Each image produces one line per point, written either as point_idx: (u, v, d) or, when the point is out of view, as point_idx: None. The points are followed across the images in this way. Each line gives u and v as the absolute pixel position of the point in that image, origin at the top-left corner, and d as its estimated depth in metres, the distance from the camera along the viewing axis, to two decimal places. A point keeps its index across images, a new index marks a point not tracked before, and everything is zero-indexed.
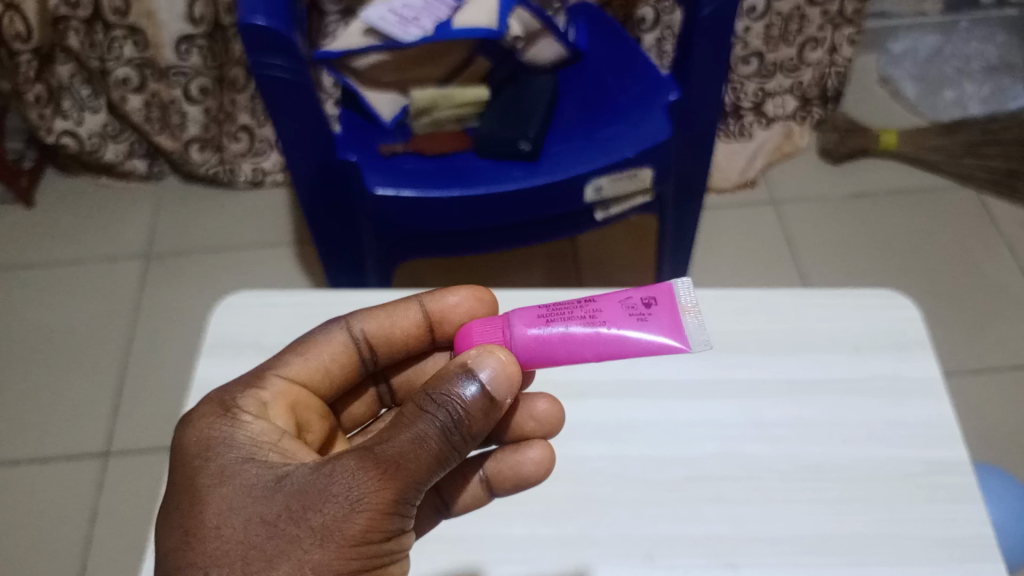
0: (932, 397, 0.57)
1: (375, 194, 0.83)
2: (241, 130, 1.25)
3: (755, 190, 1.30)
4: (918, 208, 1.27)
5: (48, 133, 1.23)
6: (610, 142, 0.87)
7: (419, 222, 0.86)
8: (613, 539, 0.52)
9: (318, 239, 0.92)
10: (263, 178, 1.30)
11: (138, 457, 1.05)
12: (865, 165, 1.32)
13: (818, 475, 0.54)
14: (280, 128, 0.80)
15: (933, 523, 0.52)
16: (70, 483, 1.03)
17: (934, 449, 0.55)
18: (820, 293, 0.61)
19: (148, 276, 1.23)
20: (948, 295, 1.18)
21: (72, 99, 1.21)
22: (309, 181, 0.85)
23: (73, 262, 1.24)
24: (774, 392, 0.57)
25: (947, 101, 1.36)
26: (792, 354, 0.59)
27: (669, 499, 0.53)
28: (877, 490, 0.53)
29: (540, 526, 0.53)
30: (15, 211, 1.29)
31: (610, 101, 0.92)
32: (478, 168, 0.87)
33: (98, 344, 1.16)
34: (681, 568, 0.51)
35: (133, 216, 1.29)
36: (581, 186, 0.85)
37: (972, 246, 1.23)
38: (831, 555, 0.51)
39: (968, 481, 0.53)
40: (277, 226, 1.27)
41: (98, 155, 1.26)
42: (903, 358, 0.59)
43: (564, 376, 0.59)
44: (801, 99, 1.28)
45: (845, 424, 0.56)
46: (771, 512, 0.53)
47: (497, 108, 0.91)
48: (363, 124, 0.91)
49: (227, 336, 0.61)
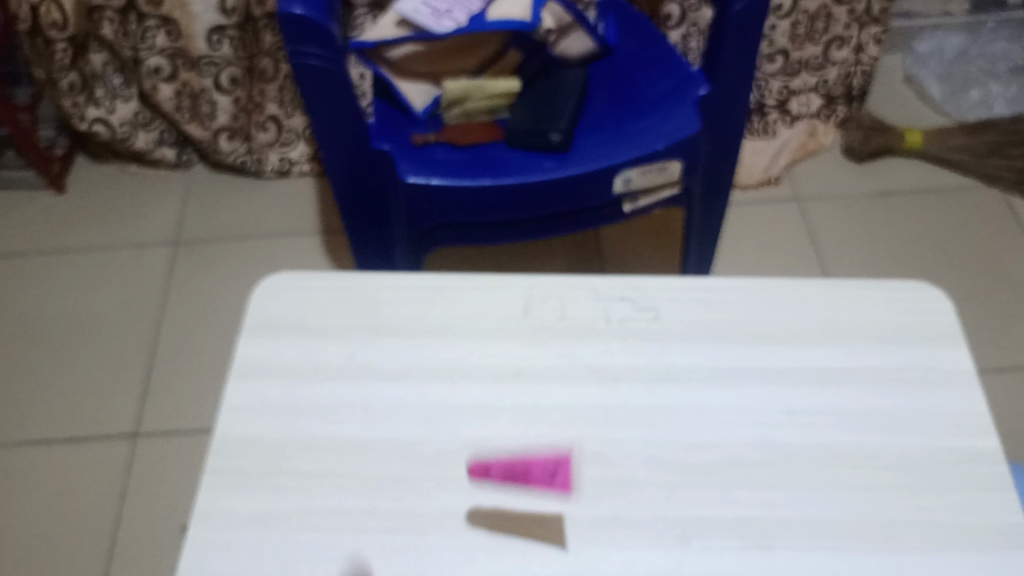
0: (963, 387, 0.58)
1: (407, 182, 0.85)
2: (268, 120, 1.28)
3: (778, 187, 1.31)
4: (942, 207, 1.27)
5: (80, 121, 1.25)
6: (637, 134, 0.88)
7: (449, 210, 0.87)
8: (647, 520, 0.52)
9: (347, 225, 0.92)
10: (290, 168, 1.32)
11: (167, 439, 1.07)
12: (889, 164, 1.32)
13: (851, 462, 0.54)
14: (313, 113, 0.81)
15: (964, 510, 0.52)
16: (100, 463, 1.05)
17: (968, 438, 0.55)
18: (851, 286, 0.63)
19: (176, 263, 1.24)
20: (972, 292, 1.18)
21: (105, 88, 1.23)
22: (342, 166, 0.87)
23: (104, 247, 1.26)
24: (806, 379, 0.58)
25: (971, 101, 1.37)
26: (824, 343, 0.60)
27: (703, 481, 0.53)
28: (910, 477, 0.54)
29: (575, 505, 0.52)
30: (46, 196, 1.31)
31: (639, 95, 0.92)
32: (508, 158, 0.88)
33: (126, 328, 1.17)
34: (714, 549, 0.51)
35: (163, 204, 1.31)
36: (611, 177, 0.87)
37: (997, 247, 1.23)
38: (863, 541, 0.51)
39: (999, 471, 0.54)
40: (304, 217, 1.29)
41: (129, 143, 1.28)
42: (936, 349, 0.59)
43: (598, 361, 0.59)
44: (826, 98, 1.30)
45: (876, 413, 0.56)
46: (805, 498, 0.53)
47: (527, 99, 0.91)
48: (394, 113, 0.92)
49: (268, 316, 0.62)
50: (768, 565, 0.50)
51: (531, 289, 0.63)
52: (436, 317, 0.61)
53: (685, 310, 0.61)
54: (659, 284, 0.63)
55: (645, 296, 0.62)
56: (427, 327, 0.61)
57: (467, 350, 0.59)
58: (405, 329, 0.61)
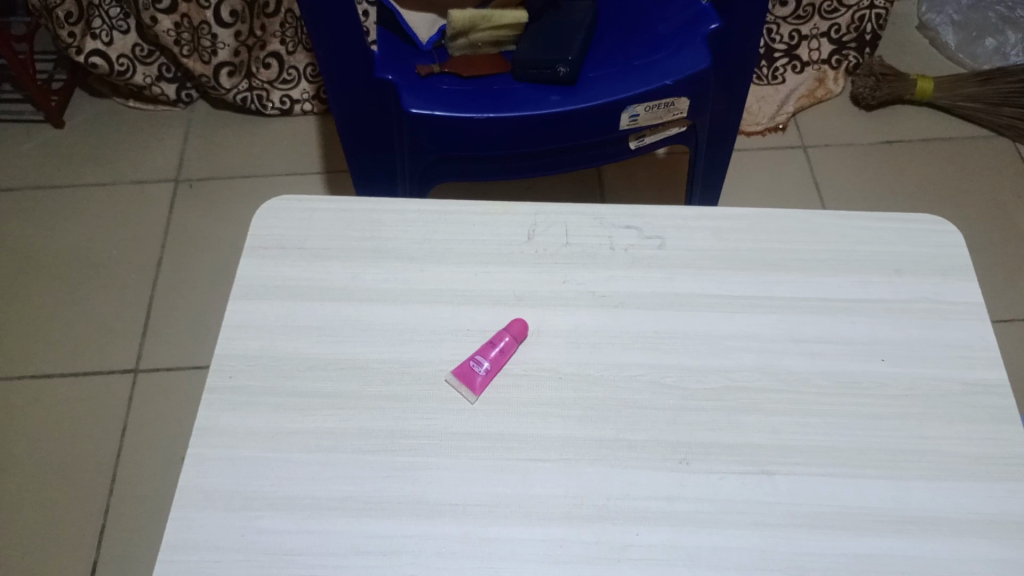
0: (972, 319, 0.57)
1: (411, 114, 0.83)
2: (270, 56, 1.26)
3: (786, 133, 1.29)
4: (952, 156, 1.25)
5: (77, 53, 1.22)
6: (647, 69, 0.86)
7: (453, 143, 0.85)
8: (649, 443, 0.52)
9: (350, 159, 0.91)
10: (293, 106, 1.30)
11: (168, 374, 1.07)
12: (900, 112, 1.31)
13: (856, 390, 0.54)
14: (316, 39, 0.79)
15: (972, 441, 0.52)
16: (100, 396, 1.05)
17: (975, 369, 0.55)
18: (863, 217, 0.62)
19: (177, 200, 1.23)
20: (981, 244, 1.17)
21: (103, 19, 1.20)
22: (345, 96, 0.85)
23: (104, 183, 1.25)
24: (812, 309, 0.57)
25: (987, 49, 1.33)
26: (832, 273, 0.59)
27: (707, 406, 0.53)
28: (915, 406, 0.53)
29: (578, 427, 0.52)
30: (45, 130, 1.29)
31: (649, 29, 0.90)
32: (514, 91, 0.86)
33: (127, 264, 1.17)
34: (716, 473, 0.50)
35: (163, 141, 1.29)
36: (618, 112, 0.85)
37: (1007, 197, 1.21)
38: (867, 468, 0.51)
39: (1007, 402, 0.54)
40: (307, 156, 1.27)
41: (127, 77, 1.26)
42: (946, 282, 0.59)
43: (603, 287, 0.58)
44: (837, 44, 1.29)
45: (883, 342, 0.56)
46: (809, 425, 0.52)
47: (534, 31, 0.90)
48: (400, 43, 0.90)
49: (270, 237, 0.61)
50: (771, 490, 0.50)
51: (536, 215, 0.62)
52: (440, 241, 0.61)
53: (691, 238, 0.61)
54: (666, 213, 0.62)
55: (653, 224, 0.62)
56: (431, 251, 0.60)
57: (471, 273, 0.59)
58: (409, 252, 0.60)
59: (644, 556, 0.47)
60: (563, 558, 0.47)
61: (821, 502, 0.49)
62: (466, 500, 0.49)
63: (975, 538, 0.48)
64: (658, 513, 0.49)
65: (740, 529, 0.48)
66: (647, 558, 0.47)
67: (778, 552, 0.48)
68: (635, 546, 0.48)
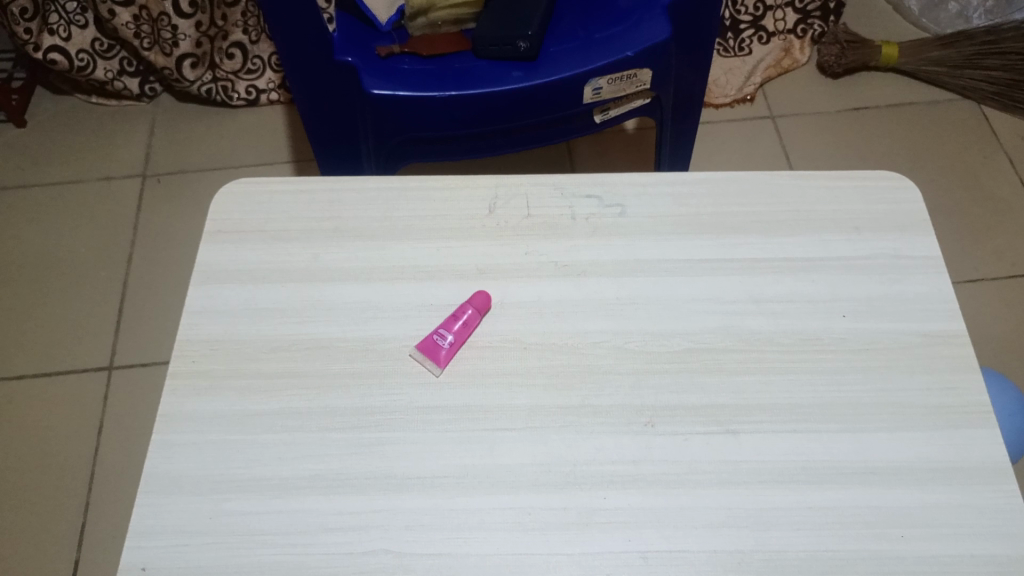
0: (930, 273, 0.58)
1: (373, 95, 0.83)
2: (233, 46, 1.25)
3: (754, 104, 1.29)
4: (917, 120, 1.26)
5: (35, 50, 1.20)
6: (608, 43, 0.85)
7: (416, 123, 0.85)
8: (615, 408, 0.52)
9: (315, 144, 0.90)
10: (258, 96, 1.29)
11: (141, 371, 1.06)
12: (865, 78, 1.31)
13: (819, 346, 0.54)
14: (274, 24, 0.78)
15: (932, 392, 0.53)
16: (75, 396, 1.04)
17: (933, 322, 0.56)
18: (822, 175, 0.62)
19: (144, 196, 1.22)
20: (948, 206, 1.17)
21: (60, 14, 1.19)
22: (306, 80, 0.84)
23: (69, 181, 1.23)
24: (773, 270, 0.58)
25: (950, 13, 1.33)
26: (793, 233, 0.59)
27: (671, 370, 0.53)
28: (876, 360, 0.54)
29: (543, 396, 0.52)
30: (8, 131, 1.28)
31: (610, 3, 0.90)
32: (476, 70, 0.86)
33: (97, 263, 1.15)
34: (681, 434, 0.51)
35: (129, 136, 1.28)
36: (580, 86, 0.85)
37: (972, 159, 1.22)
38: (831, 422, 0.51)
39: (966, 352, 0.54)
40: (275, 144, 1.27)
41: (88, 73, 1.24)
42: (905, 238, 0.59)
43: (565, 258, 0.58)
44: (802, 13, 1.29)
45: (844, 299, 0.56)
46: (773, 383, 0.53)
47: (494, 9, 0.89)
48: (359, 25, 0.89)
49: (230, 222, 0.60)
50: (737, 450, 0.50)
51: (497, 188, 0.62)
52: (401, 218, 0.60)
53: (652, 205, 0.61)
54: (626, 181, 0.62)
55: (613, 192, 0.62)
56: (392, 228, 0.60)
57: (433, 249, 0.59)
58: (369, 230, 0.60)
59: (611, 519, 0.48)
60: (532, 526, 0.47)
61: (785, 459, 0.50)
62: (434, 473, 0.49)
63: (937, 486, 0.49)
64: (624, 477, 0.49)
65: (707, 489, 0.49)
66: (614, 522, 0.48)
67: (744, 510, 0.48)
68: (602, 510, 0.48)
